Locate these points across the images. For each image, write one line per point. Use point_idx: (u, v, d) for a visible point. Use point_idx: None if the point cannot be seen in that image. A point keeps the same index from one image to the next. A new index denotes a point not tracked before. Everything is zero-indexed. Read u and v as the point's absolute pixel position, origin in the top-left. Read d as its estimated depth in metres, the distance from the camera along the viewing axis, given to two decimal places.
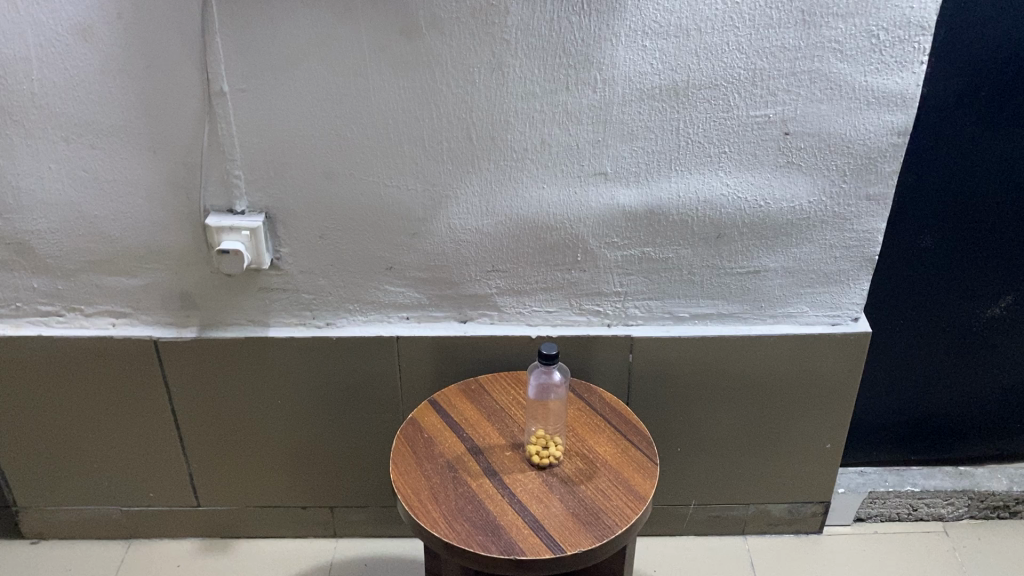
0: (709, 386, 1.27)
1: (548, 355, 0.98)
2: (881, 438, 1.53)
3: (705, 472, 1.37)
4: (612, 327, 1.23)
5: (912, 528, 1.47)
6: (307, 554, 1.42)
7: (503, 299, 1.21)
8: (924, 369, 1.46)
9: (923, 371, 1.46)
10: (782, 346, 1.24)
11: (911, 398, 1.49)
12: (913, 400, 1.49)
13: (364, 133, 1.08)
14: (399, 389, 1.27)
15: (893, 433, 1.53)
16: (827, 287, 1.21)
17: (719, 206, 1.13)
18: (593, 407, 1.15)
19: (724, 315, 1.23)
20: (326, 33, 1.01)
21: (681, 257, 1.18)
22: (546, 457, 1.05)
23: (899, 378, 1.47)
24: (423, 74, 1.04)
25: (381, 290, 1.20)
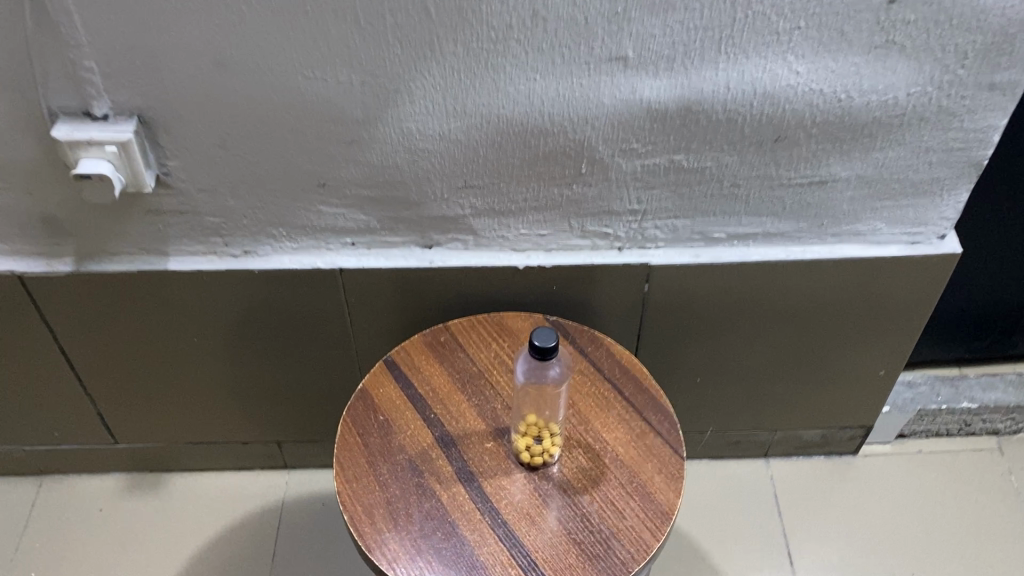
0: (742, 316, 1.00)
1: (542, 350, 0.70)
2: (933, 338, 1.29)
3: (728, 400, 1.13)
4: (624, 252, 0.94)
5: (961, 445, 1.26)
6: (253, 491, 1.21)
7: (479, 222, 0.90)
8: (997, 264, 1.20)
9: (998, 262, 1.20)
10: (843, 271, 0.96)
11: (975, 291, 1.24)
12: (978, 293, 1.24)
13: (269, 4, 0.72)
14: (349, 325, 0.99)
15: (948, 331, 1.29)
16: (914, 199, 0.90)
17: (783, 100, 0.80)
18: (598, 365, 0.88)
19: (772, 235, 0.93)
20: None
21: (723, 166, 0.86)
22: (538, 456, 0.80)
23: (964, 273, 1.21)
24: None
25: (313, 212, 0.89)
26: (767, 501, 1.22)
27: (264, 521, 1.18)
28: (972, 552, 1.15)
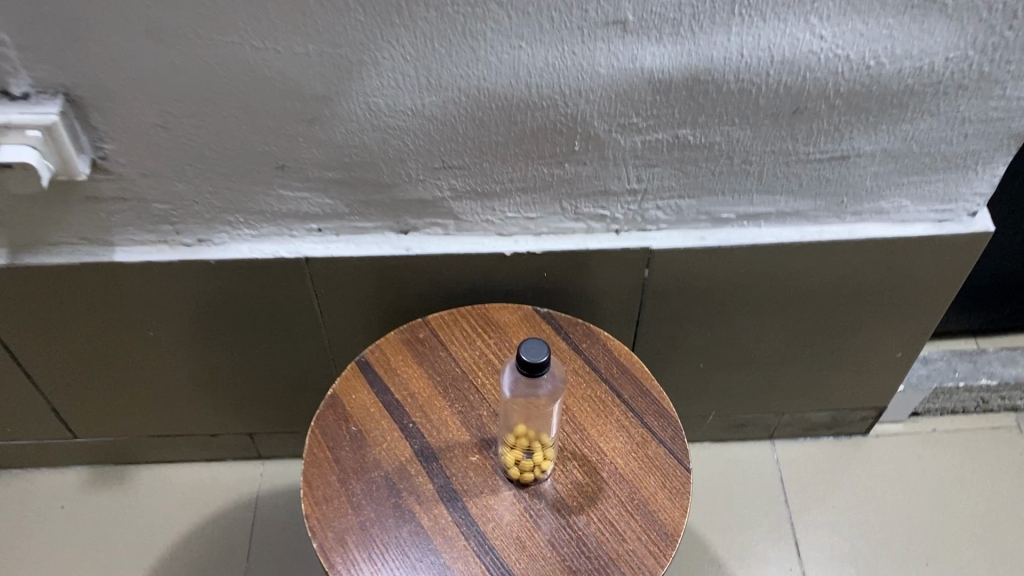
0: (751, 300, 0.92)
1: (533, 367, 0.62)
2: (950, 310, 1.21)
3: (732, 384, 1.05)
4: (622, 234, 0.85)
5: (978, 422, 1.19)
6: (226, 484, 1.13)
7: (460, 204, 0.81)
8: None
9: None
10: (863, 252, 0.87)
11: (998, 261, 1.15)
12: (1000, 263, 1.15)
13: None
14: (320, 315, 0.91)
15: (967, 303, 1.20)
16: (945, 173, 0.81)
17: (803, 68, 0.70)
18: (594, 364, 0.80)
19: (786, 214, 0.84)
20: None
21: (733, 141, 0.76)
22: (528, 471, 0.72)
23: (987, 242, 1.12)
24: None
25: (274, 197, 0.79)
26: (772, 485, 1.15)
27: (237, 516, 1.10)
28: (991, 538, 1.09)
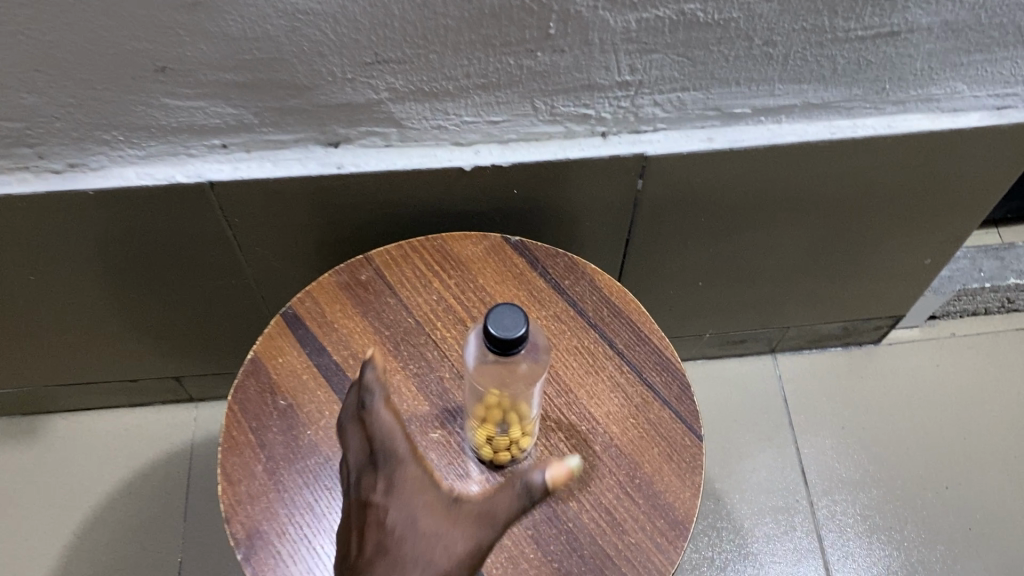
0: (762, 209, 0.76)
1: (508, 342, 0.47)
2: None
3: (733, 297, 0.91)
4: (610, 138, 0.68)
5: (1000, 324, 1.07)
6: (155, 430, 0.99)
7: (403, 108, 0.62)
8: None
9: None
10: (903, 150, 0.71)
11: None
12: None
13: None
14: (240, 246, 0.74)
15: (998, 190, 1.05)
16: (1015, 49, 0.64)
17: None
18: (580, 307, 0.65)
19: (813, 107, 0.67)
20: None
21: (757, 18, 0.57)
22: (503, 452, 0.58)
23: None
24: None
25: (159, 107, 0.61)
26: (774, 405, 1.03)
27: (169, 467, 0.97)
28: (1015, 456, 0.98)
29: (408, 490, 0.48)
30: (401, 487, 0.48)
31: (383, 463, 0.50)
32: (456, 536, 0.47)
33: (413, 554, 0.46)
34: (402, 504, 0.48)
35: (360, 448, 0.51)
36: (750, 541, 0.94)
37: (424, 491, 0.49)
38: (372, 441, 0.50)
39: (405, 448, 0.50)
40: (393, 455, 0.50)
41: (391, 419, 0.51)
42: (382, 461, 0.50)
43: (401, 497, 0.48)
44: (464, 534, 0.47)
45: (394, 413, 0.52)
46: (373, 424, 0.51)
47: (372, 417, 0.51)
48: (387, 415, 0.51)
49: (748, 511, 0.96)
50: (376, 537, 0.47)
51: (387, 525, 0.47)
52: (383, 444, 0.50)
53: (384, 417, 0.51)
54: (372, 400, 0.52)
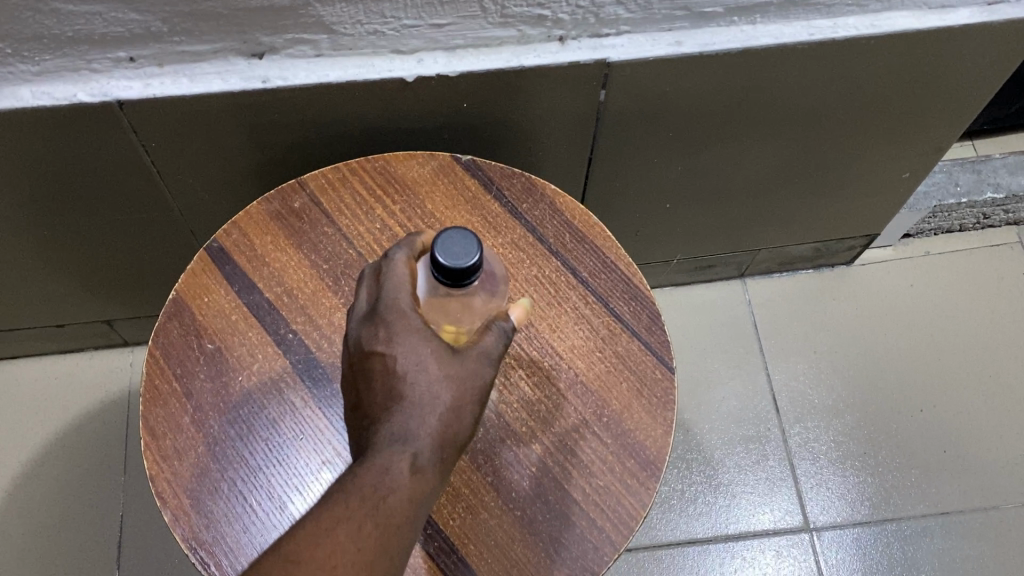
0: (735, 121, 0.71)
1: (462, 267, 0.42)
2: None
3: (702, 218, 0.86)
4: (568, 43, 0.61)
5: (974, 242, 1.03)
6: (88, 377, 0.92)
7: (333, 10, 0.55)
8: None
9: None
10: (888, 51, 0.65)
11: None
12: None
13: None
14: (163, 174, 0.67)
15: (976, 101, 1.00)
16: None
17: None
18: (539, 232, 0.59)
19: (791, 4, 0.61)
20: None
21: None
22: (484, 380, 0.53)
23: None
24: None
25: (48, 13, 0.52)
26: (744, 331, 0.98)
27: (105, 416, 0.90)
28: (991, 376, 0.95)
29: (414, 336, 0.44)
30: (407, 334, 0.44)
31: (388, 313, 0.45)
32: (468, 376, 0.44)
33: (424, 399, 0.42)
34: (410, 348, 0.44)
35: (368, 297, 0.47)
36: (720, 471, 0.91)
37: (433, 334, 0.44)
38: (379, 288, 0.46)
39: (412, 294, 0.46)
40: (399, 302, 0.45)
41: (401, 266, 0.46)
42: (386, 309, 0.45)
43: (408, 343, 0.44)
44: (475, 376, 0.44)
45: (408, 259, 0.47)
46: (382, 271, 0.47)
47: (384, 265, 0.47)
48: (399, 262, 0.47)
49: (718, 441, 0.93)
50: (385, 385, 0.43)
51: (394, 372, 0.43)
52: (389, 293, 0.45)
53: (394, 264, 0.47)
54: (388, 251, 0.48)
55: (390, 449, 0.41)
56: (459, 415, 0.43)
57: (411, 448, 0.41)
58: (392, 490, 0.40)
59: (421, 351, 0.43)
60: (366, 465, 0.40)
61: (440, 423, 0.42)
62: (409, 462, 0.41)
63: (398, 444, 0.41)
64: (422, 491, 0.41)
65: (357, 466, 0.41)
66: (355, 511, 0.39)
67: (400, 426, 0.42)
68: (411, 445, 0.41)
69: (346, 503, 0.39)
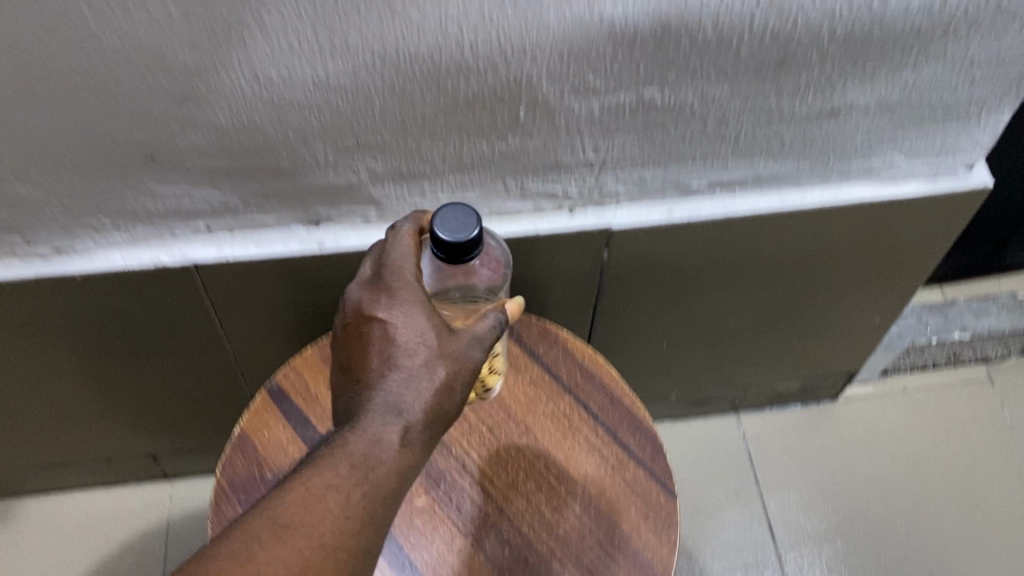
0: (723, 274, 0.81)
1: (461, 242, 0.51)
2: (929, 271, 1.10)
3: (697, 359, 0.95)
4: (577, 212, 0.73)
5: (948, 378, 1.11)
6: (131, 509, 0.99)
7: (381, 190, 0.66)
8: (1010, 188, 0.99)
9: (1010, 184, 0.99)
10: (850, 216, 0.76)
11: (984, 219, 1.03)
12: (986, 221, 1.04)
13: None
14: (222, 323, 0.76)
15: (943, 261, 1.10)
16: (942, 125, 0.70)
17: (793, 9, 0.57)
18: (555, 372, 0.68)
19: (765, 178, 0.73)
20: None
21: (707, 101, 0.64)
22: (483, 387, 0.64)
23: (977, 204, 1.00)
24: None
25: (144, 193, 0.63)
26: (740, 463, 1.06)
27: (145, 548, 0.96)
28: (971, 504, 1.02)
29: (413, 306, 0.51)
30: (408, 304, 0.51)
31: (392, 285, 0.52)
32: (462, 356, 0.51)
33: (420, 370, 0.49)
34: (409, 313, 0.51)
35: (375, 272, 0.54)
36: None
37: (431, 306, 0.52)
38: (387, 264, 0.53)
39: (416, 267, 0.54)
40: (403, 277, 0.52)
41: (408, 249, 0.54)
42: (391, 282, 0.52)
43: (408, 313, 0.51)
44: (467, 355, 0.51)
45: (414, 244, 0.55)
46: (390, 247, 0.54)
47: (392, 238, 0.55)
48: (406, 245, 0.54)
49: (720, 567, 0.99)
50: (382, 349, 0.50)
51: (393, 338, 0.50)
52: (395, 272, 0.53)
53: (401, 239, 0.55)
54: (395, 234, 0.55)
55: (385, 419, 0.48)
56: (450, 391, 0.50)
57: (403, 419, 0.48)
58: (380, 461, 0.47)
59: (419, 319, 0.50)
60: (360, 431, 0.47)
61: (433, 398, 0.49)
62: (400, 433, 0.48)
63: (391, 413, 0.48)
64: (409, 461, 0.48)
65: (350, 432, 0.48)
66: (345, 481, 0.46)
67: (395, 394, 0.49)
68: (404, 416, 0.48)
69: (337, 474, 0.46)
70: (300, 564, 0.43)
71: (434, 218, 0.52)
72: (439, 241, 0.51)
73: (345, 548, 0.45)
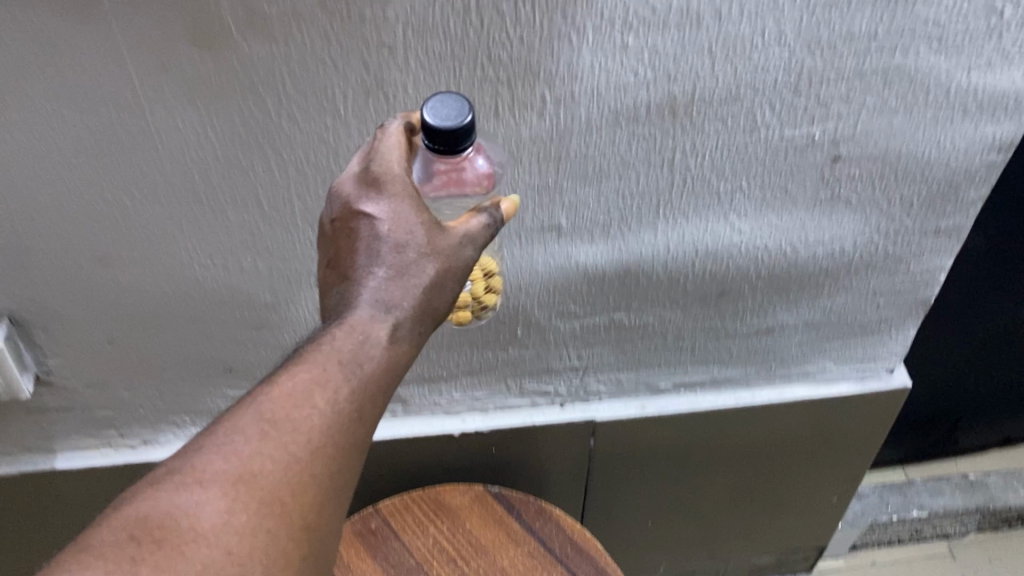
0: (693, 460, 0.95)
1: (450, 129, 0.48)
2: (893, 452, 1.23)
3: (680, 535, 1.08)
4: (566, 407, 0.89)
5: (913, 552, 1.23)
6: None
7: (408, 390, 0.84)
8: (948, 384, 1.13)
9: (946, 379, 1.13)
10: (796, 411, 0.91)
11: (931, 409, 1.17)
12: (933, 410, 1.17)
13: (149, 186, 0.62)
14: None
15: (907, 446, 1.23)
16: (861, 338, 0.86)
17: (725, 257, 0.75)
18: (549, 544, 0.81)
19: (720, 380, 0.89)
20: (50, 72, 0.54)
21: (665, 322, 0.81)
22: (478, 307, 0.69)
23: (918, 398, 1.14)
24: (245, 119, 0.59)
25: (219, 397, 0.80)
26: None
27: None
28: None
29: (404, 203, 0.48)
30: (398, 198, 0.48)
31: (380, 180, 0.48)
32: (453, 253, 0.48)
33: (410, 267, 0.47)
34: (398, 208, 0.48)
35: (361, 162, 0.50)
36: None
37: (421, 200, 0.49)
38: (374, 154, 0.50)
39: (404, 159, 0.50)
40: (391, 167, 0.49)
41: (396, 138, 0.50)
42: (379, 174, 0.48)
43: (399, 208, 0.48)
44: (459, 256, 0.49)
45: (403, 136, 0.51)
46: (377, 138, 0.50)
47: (380, 132, 0.51)
48: (395, 134, 0.51)
49: None
50: (371, 244, 0.47)
51: (382, 234, 0.47)
52: (384, 161, 0.49)
53: (390, 132, 0.51)
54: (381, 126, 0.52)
55: (374, 314, 0.46)
56: (441, 289, 0.48)
57: (393, 316, 0.46)
58: (369, 357, 0.44)
59: (411, 213, 0.48)
60: (346, 328, 0.45)
61: (424, 295, 0.47)
62: (389, 329, 0.46)
63: (380, 310, 0.46)
64: (397, 356, 0.46)
65: (337, 326, 0.45)
66: (332, 375, 0.43)
67: (382, 292, 0.46)
68: (393, 313, 0.46)
69: (324, 367, 0.43)
70: (285, 461, 0.40)
71: (424, 109, 0.49)
72: (428, 126, 0.48)
73: (333, 444, 0.42)
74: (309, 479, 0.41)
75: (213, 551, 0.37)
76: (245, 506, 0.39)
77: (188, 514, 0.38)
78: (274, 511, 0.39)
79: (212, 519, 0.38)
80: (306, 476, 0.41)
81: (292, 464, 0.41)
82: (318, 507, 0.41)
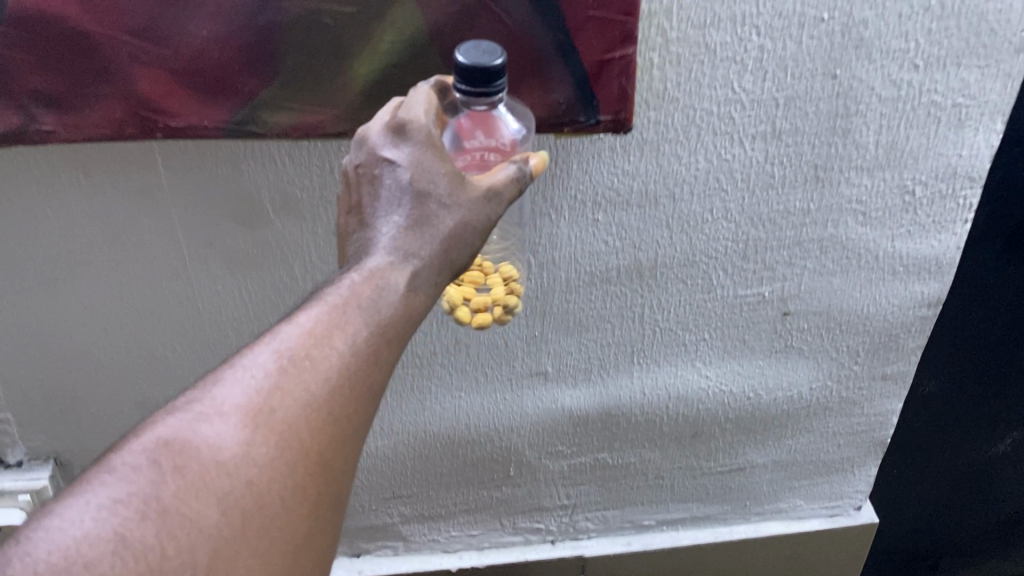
0: None
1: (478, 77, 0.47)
2: None
3: None
4: (557, 543, 0.95)
5: None
6: None
7: (409, 527, 0.92)
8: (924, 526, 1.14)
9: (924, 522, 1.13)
10: (771, 545, 0.98)
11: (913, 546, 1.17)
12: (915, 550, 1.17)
13: (189, 340, 0.72)
14: None
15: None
16: (827, 475, 0.94)
17: (694, 400, 0.84)
18: None
19: (700, 517, 0.96)
20: (117, 246, 0.65)
21: (646, 461, 0.89)
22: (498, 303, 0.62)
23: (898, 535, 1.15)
24: (274, 284, 0.69)
25: None
26: None
27: None
28: None
29: (427, 154, 0.48)
30: (421, 148, 0.48)
31: (404, 130, 0.49)
32: (474, 207, 0.49)
33: (429, 218, 0.48)
34: (419, 157, 0.48)
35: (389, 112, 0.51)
36: None
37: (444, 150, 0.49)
38: (401, 107, 0.50)
39: (431, 110, 0.49)
40: (417, 119, 0.48)
41: (424, 94, 0.50)
42: (403, 124, 0.49)
43: (422, 157, 0.48)
44: (481, 210, 0.49)
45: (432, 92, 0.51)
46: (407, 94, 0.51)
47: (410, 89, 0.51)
48: (424, 91, 0.51)
49: None
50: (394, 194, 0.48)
51: (404, 186, 0.48)
52: (409, 112, 0.49)
53: (420, 90, 0.51)
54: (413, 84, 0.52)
55: (394, 263, 0.48)
56: (458, 241, 0.49)
57: (410, 265, 0.48)
58: (387, 305, 0.46)
59: (433, 164, 0.48)
60: (365, 276, 0.47)
61: (441, 246, 0.48)
62: (406, 277, 0.47)
63: (397, 260, 0.48)
64: (414, 303, 0.48)
65: (357, 275, 0.47)
66: (351, 323, 0.45)
67: (399, 241, 0.48)
68: (410, 262, 0.48)
69: (342, 315, 0.45)
70: (303, 399, 0.42)
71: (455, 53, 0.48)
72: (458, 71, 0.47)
73: (346, 387, 0.44)
74: (327, 417, 0.43)
75: (233, 481, 0.39)
76: (265, 439, 0.41)
77: (211, 442, 0.40)
78: (292, 446, 0.41)
79: (232, 449, 0.40)
80: (324, 413, 0.43)
81: (311, 402, 0.42)
82: (333, 445, 0.43)
